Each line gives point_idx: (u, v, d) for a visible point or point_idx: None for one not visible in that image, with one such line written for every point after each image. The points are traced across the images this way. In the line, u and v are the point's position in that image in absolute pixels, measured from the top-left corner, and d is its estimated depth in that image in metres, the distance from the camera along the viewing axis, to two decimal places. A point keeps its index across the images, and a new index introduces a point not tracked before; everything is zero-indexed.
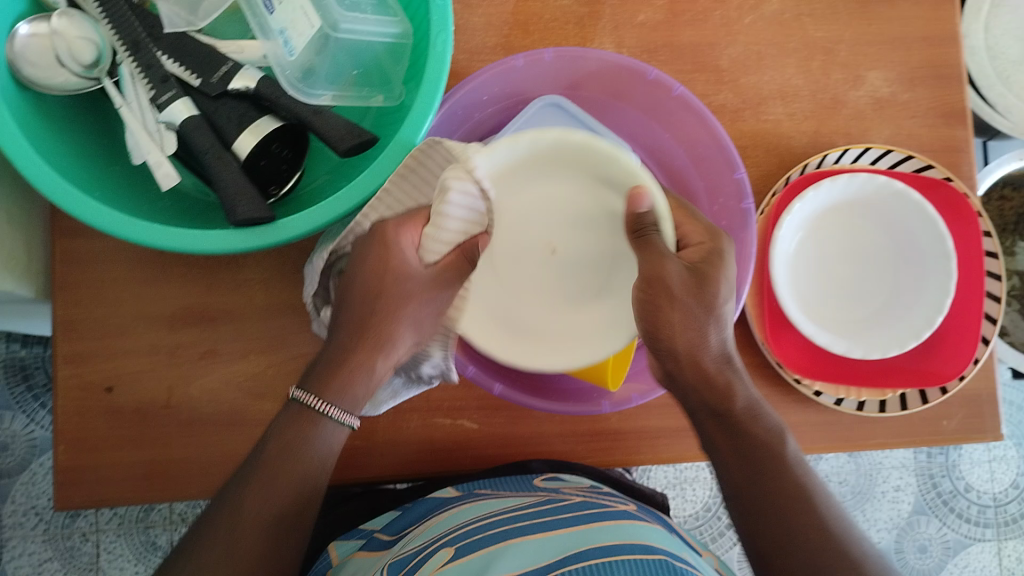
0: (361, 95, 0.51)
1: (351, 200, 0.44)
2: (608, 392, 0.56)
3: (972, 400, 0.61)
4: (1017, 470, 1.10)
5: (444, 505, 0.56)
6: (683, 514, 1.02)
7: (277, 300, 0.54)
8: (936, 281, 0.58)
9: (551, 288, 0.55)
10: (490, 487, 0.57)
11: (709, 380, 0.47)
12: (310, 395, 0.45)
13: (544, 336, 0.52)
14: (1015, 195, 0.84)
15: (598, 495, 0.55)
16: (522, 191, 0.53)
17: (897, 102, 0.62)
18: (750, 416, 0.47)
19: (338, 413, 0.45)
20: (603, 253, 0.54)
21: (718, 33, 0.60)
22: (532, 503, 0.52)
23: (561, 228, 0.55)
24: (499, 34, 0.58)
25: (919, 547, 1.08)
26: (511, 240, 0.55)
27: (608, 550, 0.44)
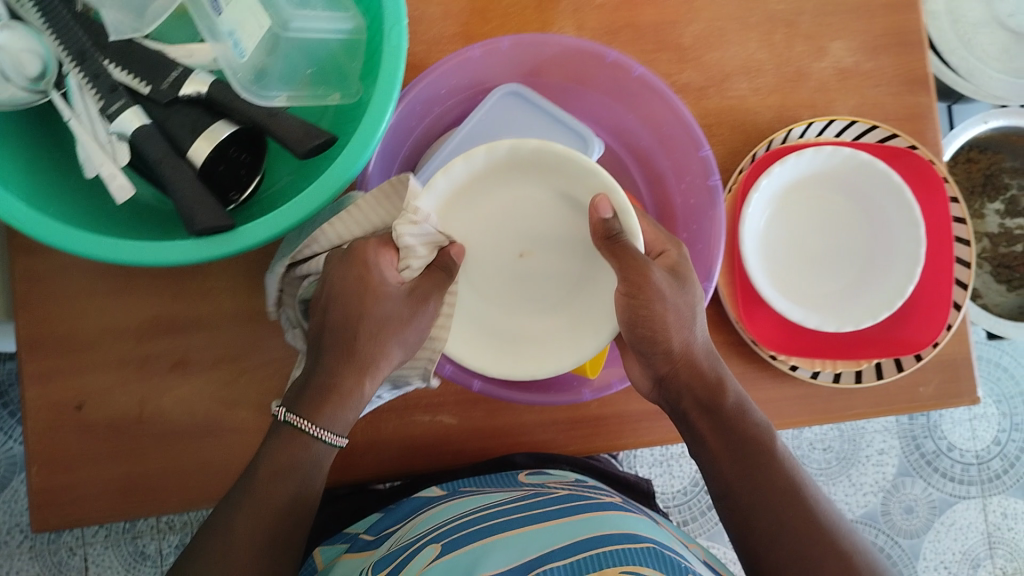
0: (318, 94, 0.50)
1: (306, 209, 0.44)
2: (588, 379, 0.56)
3: (948, 364, 0.61)
4: (998, 428, 1.18)
5: (430, 502, 0.56)
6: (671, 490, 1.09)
7: (245, 307, 0.54)
8: (908, 251, 0.58)
9: (511, 293, 0.55)
10: (476, 484, 0.57)
11: (701, 376, 0.49)
12: (304, 419, 0.44)
13: (520, 340, 0.53)
14: (981, 158, 0.84)
15: (585, 488, 0.55)
16: (493, 191, 0.51)
17: (860, 72, 0.62)
18: (740, 412, 0.49)
19: (332, 437, 0.45)
20: (569, 272, 0.54)
21: (680, 11, 0.60)
22: (518, 498, 0.53)
23: (531, 233, 0.53)
24: (458, 22, 0.59)
25: (905, 508, 1.15)
26: (483, 237, 0.53)
27: (597, 541, 0.44)
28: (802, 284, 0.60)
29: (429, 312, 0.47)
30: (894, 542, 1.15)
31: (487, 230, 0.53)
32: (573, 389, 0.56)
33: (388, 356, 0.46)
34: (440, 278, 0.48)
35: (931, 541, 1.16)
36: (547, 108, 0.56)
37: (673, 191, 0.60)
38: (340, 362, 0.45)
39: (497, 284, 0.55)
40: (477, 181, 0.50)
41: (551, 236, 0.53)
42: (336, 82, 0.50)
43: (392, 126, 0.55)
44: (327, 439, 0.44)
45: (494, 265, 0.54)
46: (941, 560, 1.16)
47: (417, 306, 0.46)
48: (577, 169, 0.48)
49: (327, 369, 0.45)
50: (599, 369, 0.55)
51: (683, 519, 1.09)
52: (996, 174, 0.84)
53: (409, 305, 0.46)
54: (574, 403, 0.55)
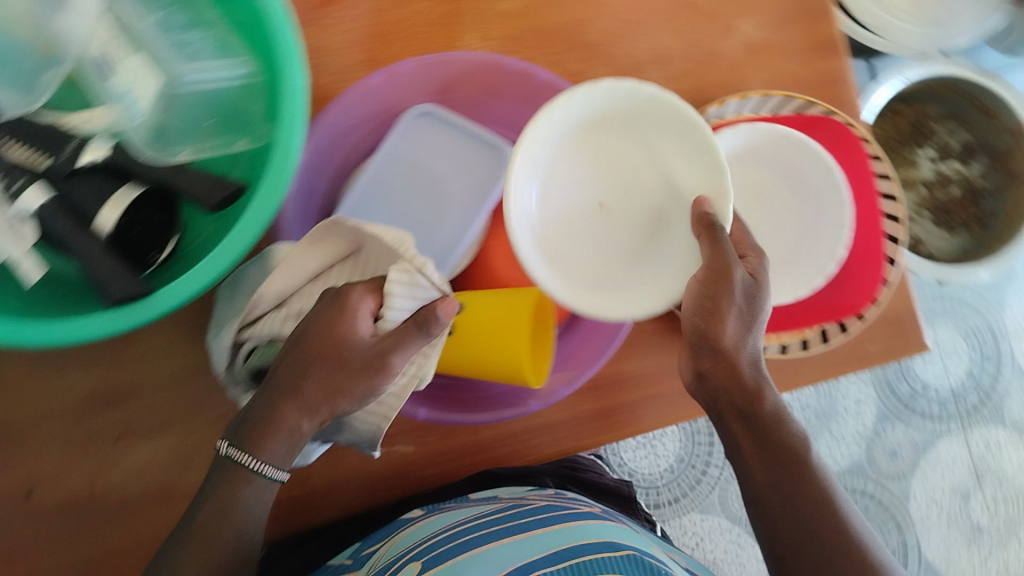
0: (223, 141, 0.51)
1: (222, 262, 0.45)
2: (534, 391, 0.58)
3: (893, 318, 0.62)
4: (969, 361, 1.19)
5: (406, 521, 0.58)
6: (658, 468, 1.15)
7: (186, 365, 0.55)
8: (834, 216, 0.58)
9: (580, 232, 0.58)
10: (456, 500, 0.60)
11: (739, 382, 0.53)
12: (245, 454, 0.44)
13: (568, 263, 0.55)
14: (905, 108, 0.86)
15: (562, 500, 0.60)
16: (599, 136, 0.57)
17: (772, 44, 0.63)
18: (777, 420, 0.53)
19: (273, 470, 0.45)
20: (639, 241, 0.58)
21: (588, 9, 0.61)
22: (498, 510, 0.56)
23: (614, 188, 0.59)
24: (361, 48, 0.59)
25: (889, 452, 1.16)
26: (577, 169, 0.58)
27: (577, 551, 0.47)
28: None
29: (391, 371, 0.46)
30: (882, 487, 1.15)
31: (580, 166, 0.58)
32: (520, 401, 0.58)
33: (342, 406, 0.46)
34: (411, 333, 0.45)
35: (920, 481, 1.16)
36: (460, 125, 0.57)
37: None
38: (282, 398, 0.45)
39: (571, 219, 0.58)
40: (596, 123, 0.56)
41: (634, 197, 0.58)
42: (237, 128, 0.51)
43: (307, 163, 0.54)
44: (269, 472, 0.45)
45: (573, 204, 0.58)
46: (933, 497, 1.16)
47: (376, 363, 0.45)
48: (685, 146, 0.54)
49: (272, 404, 0.45)
50: (546, 375, 0.56)
51: (675, 497, 1.15)
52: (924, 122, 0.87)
53: (365, 360, 0.45)
54: (521, 414, 0.57)
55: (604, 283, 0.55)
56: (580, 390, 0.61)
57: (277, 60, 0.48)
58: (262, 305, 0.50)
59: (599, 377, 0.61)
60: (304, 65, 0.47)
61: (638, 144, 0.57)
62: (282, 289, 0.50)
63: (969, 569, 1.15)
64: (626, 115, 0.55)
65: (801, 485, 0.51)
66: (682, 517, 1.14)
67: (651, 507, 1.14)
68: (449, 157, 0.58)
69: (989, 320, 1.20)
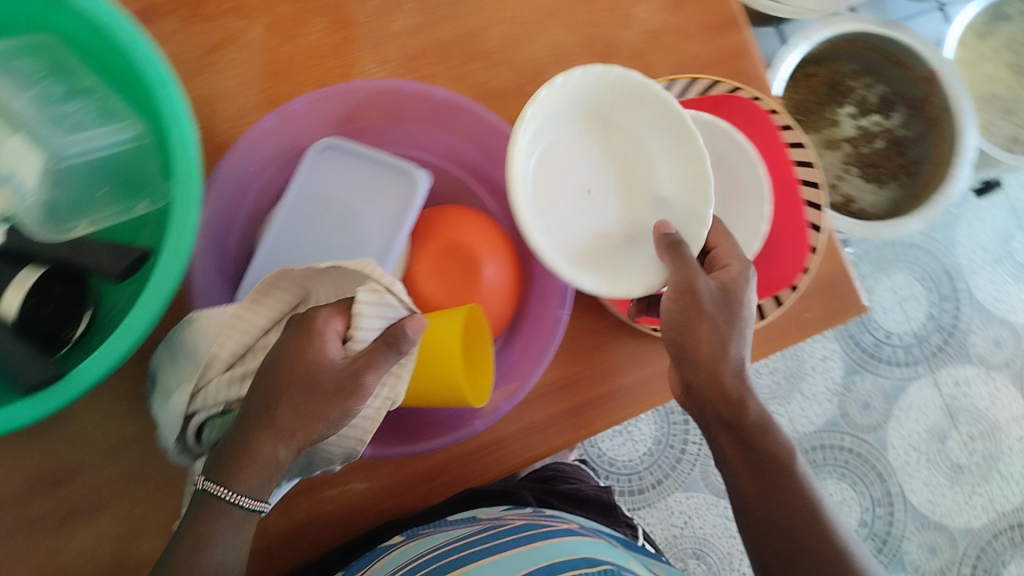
0: (122, 208, 0.52)
1: (134, 331, 0.44)
2: (478, 411, 0.59)
3: (826, 283, 0.62)
4: (928, 304, 1.20)
5: (385, 549, 0.60)
6: (638, 453, 1.15)
7: (122, 436, 0.57)
8: (753, 191, 0.59)
9: (569, 210, 0.59)
10: (435, 526, 0.62)
11: (724, 394, 0.53)
12: (220, 486, 0.45)
13: (558, 231, 0.57)
14: (817, 70, 0.87)
15: (537, 517, 0.64)
16: (600, 117, 0.59)
17: (671, 28, 0.62)
18: (762, 430, 0.54)
19: (249, 501, 0.45)
20: (618, 231, 0.59)
21: (479, 18, 0.61)
22: (478, 531, 0.60)
23: (603, 178, 0.60)
24: (257, 90, 0.59)
25: (862, 403, 1.17)
26: (570, 151, 0.59)
27: (557, 568, 0.53)
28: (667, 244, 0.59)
29: (364, 392, 0.47)
30: (859, 440, 1.16)
31: (572, 151, 0.59)
32: (467, 421, 0.59)
33: (315, 432, 0.46)
34: (382, 352, 0.46)
35: (895, 429, 1.17)
36: (367, 154, 0.58)
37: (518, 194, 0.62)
38: (258, 427, 0.45)
39: (561, 197, 0.59)
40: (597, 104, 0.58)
41: (619, 186, 0.60)
42: (135, 193, 0.51)
43: (218, 214, 0.54)
44: (244, 503, 0.45)
45: (563, 184, 0.59)
46: (909, 443, 1.16)
47: (351, 383, 0.46)
48: (677, 146, 0.58)
49: (247, 434, 0.45)
50: (485, 397, 0.56)
51: (658, 479, 1.15)
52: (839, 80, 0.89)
53: (339, 382, 0.46)
54: (469, 435, 0.58)
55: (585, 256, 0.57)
56: (529, 400, 0.61)
57: (162, 117, 0.47)
58: (211, 373, 0.49)
59: (545, 385, 0.62)
60: (191, 122, 0.47)
61: (627, 136, 0.60)
62: (233, 352, 0.50)
63: (954, 508, 1.15)
64: (627, 98, 0.58)
65: (767, 471, 0.54)
66: (668, 498, 1.15)
67: (635, 493, 1.14)
68: (358, 188, 0.57)
69: (942, 261, 1.21)
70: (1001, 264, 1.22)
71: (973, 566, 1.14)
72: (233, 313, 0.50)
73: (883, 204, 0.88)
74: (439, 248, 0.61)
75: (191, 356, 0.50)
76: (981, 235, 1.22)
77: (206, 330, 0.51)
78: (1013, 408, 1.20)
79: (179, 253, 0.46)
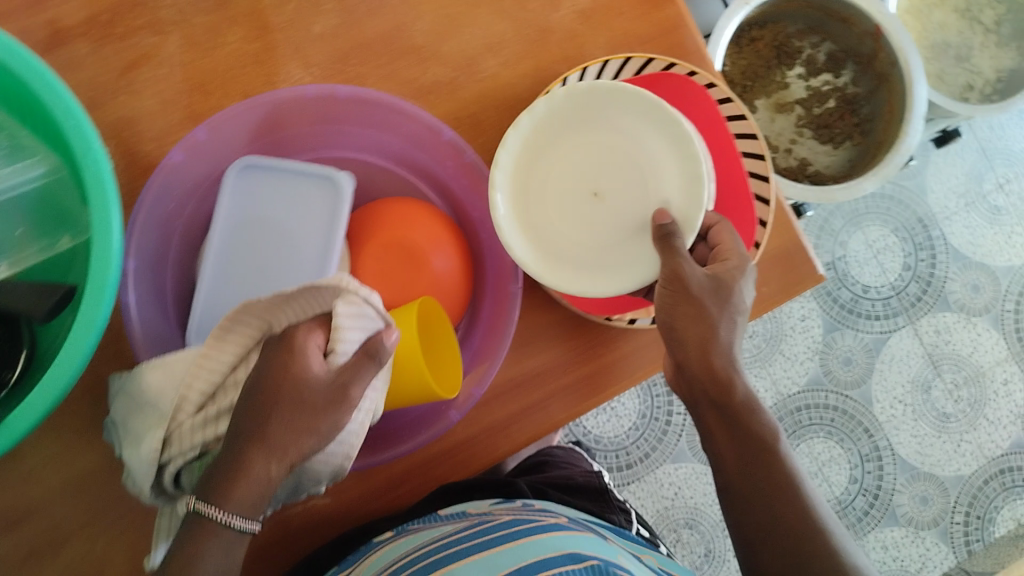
0: (45, 244, 0.51)
1: (67, 367, 0.44)
2: (451, 401, 0.59)
3: (780, 255, 0.62)
4: (903, 255, 1.19)
5: (374, 545, 0.59)
6: (622, 429, 1.15)
7: (79, 467, 0.56)
8: None
9: (571, 217, 0.60)
10: (425, 520, 0.60)
11: (714, 378, 0.54)
12: (212, 506, 0.44)
13: (555, 246, 0.59)
14: (763, 34, 0.89)
15: (528, 512, 0.60)
16: (583, 119, 0.59)
17: (601, 6, 0.61)
18: (748, 409, 0.55)
19: (242, 522, 0.45)
20: (626, 227, 0.59)
21: (402, 12, 0.60)
22: (466, 528, 0.57)
23: (608, 176, 0.60)
24: (180, 106, 0.58)
25: (843, 360, 1.16)
26: (565, 159, 0.60)
27: (542, 564, 0.48)
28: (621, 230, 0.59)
29: (351, 404, 0.47)
30: (844, 397, 1.15)
31: (567, 157, 0.60)
32: (441, 414, 0.59)
33: (305, 447, 0.46)
34: (365, 364, 0.47)
35: (878, 382, 1.16)
36: (290, 165, 0.57)
37: (459, 187, 0.61)
38: (249, 445, 0.45)
39: (562, 206, 0.60)
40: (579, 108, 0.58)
41: (624, 180, 0.60)
42: (56, 227, 0.51)
43: (150, 232, 0.55)
44: (237, 523, 0.44)
45: (565, 192, 0.61)
46: (894, 396, 1.16)
47: (338, 397, 0.46)
48: (664, 135, 0.57)
49: (239, 452, 0.45)
50: (456, 387, 0.57)
51: (645, 453, 1.15)
52: (785, 42, 0.90)
53: (328, 395, 0.46)
54: (446, 427, 0.59)
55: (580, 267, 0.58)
56: (489, 399, 0.61)
57: (73, 147, 0.47)
58: (181, 416, 0.48)
59: (498, 386, 0.62)
60: (106, 152, 0.47)
61: (618, 130, 0.59)
62: (203, 393, 0.48)
63: (943, 458, 1.15)
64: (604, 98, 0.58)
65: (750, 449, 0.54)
66: (656, 470, 1.15)
67: (623, 468, 1.14)
68: (289, 199, 0.57)
69: (916, 211, 1.20)
70: (974, 208, 1.21)
71: (965, 514, 1.14)
72: (199, 355, 0.49)
73: (840, 164, 0.90)
74: (384, 248, 0.61)
75: (158, 404, 0.50)
76: (953, 180, 1.20)
77: (173, 373, 0.50)
78: (997, 352, 1.18)
79: (102, 287, 0.45)
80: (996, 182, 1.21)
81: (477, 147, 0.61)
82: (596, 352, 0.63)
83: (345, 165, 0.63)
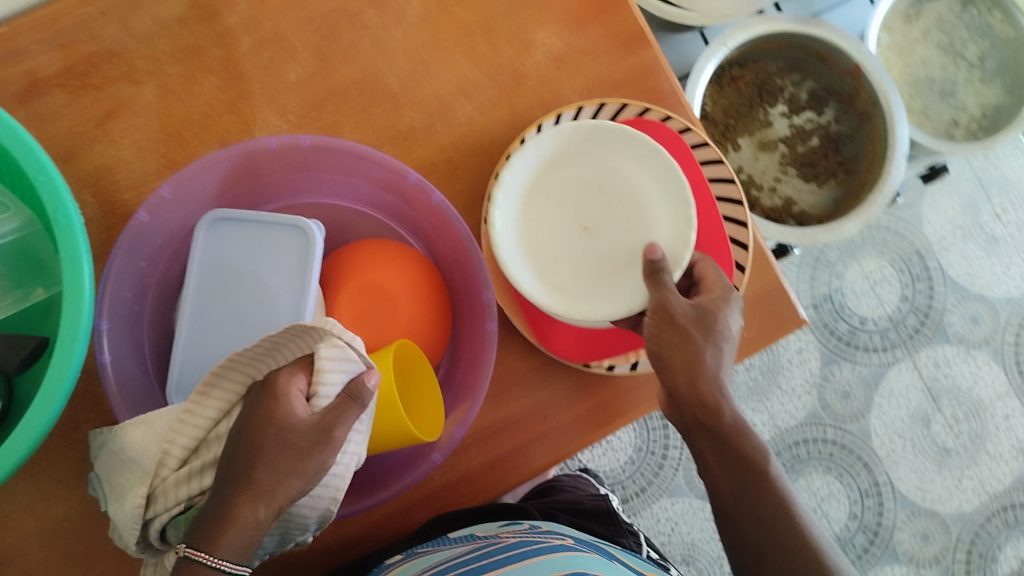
0: (20, 294, 0.51)
1: (32, 423, 0.43)
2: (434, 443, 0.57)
3: (761, 299, 0.61)
4: (900, 287, 1.18)
5: (384, 568, 0.56)
6: (618, 463, 1.14)
7: (51, 516, 0.55)
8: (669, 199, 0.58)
9: (562, 250, 0.61)
10: (432, 543, 0.58)
11: (701, 401, 0.51)
12: (201, 551, 0.42)
13: (552, 277, 0.60)
14: (745, 73, 0.90)
15: (533, 534, 0.58)
16: (572, 157, 0.61)
17: (575, 51, 0.62)
18: (739, 431, 0.51)
19: (231, 566, 0.42)
20: (615, 261, 0.60)
21: (377, 59, 0.60)
22: (471, 552, 0.54)
23: (596, 211, 0.61)
24: (156, 154, 0.58)
25: (841, 394, 1.15)
26: (556, 194, 0.61)
27: None
28: (608, 266, 0.60)
29: (336, 445, 0.46)
30: (842, 431, 1.13)
31: (557, 193, 0.61)
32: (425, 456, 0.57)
33: (291, 490, 0.44)
34: (348, 407, 0.46)
35: (877, 417, 1.14)
36: (258, 216, 0.58)
37: (434, 233, 0.62)
38: (234, 492, 0.43)
39: (554, 239, 0.61)
40: (571, 148, 0.60)
41: (612, 215, 0.61)
42: (31, 277, 0.51)
43: (126, 284, 0.55)
44: (226, 566, 0.42)
45: (556, 226, 0.61)
46: (893, 430, 1.14)
47: (323, 438, 0.45)
48: (651, 169, 0.58)
49: (226, 500, 0.43)
50: (435, 433, 0.55)
51: (641, 487, 1.13)
52: (767, 80, 0.91)
53: (312, 436, 0.45)
54: (430, 469, 0.57)
55: (580, 297, 0.58)
56: (468, 445, 0.61)
57: (43, 198, 0.47)
58: (164, 472, 0.47)
59: (477, 432, 0.61)
60: (78, 208, 0.47)
61: (606, 167, 0.61)
62: (185, 448, 0.48)
63: (944, 494, 1.13)
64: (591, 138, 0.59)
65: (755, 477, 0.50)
66: (653, 505, 1.13)
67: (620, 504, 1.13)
68: (259, 249, 0.58)
69: (914, 242, 1.19)
70: (971, 239, 1.20)
71: (967, 552, 1.12)
72: (182, 410, 0.48)
73: (824, 203, 0.92)
74: (358, 292, 0.60)
75: (142, 460, 0.49)
76: (949, 211, 1.20)
77: (155, 429, 0.49)
78: (997, 386, 1.17)
79: (74, 338, 0.44)
80: (993, 212, 1.20)
81: (453, 192, 0.60)
82: (573, 400, 0.62)
83: (325, 211, 0.64)
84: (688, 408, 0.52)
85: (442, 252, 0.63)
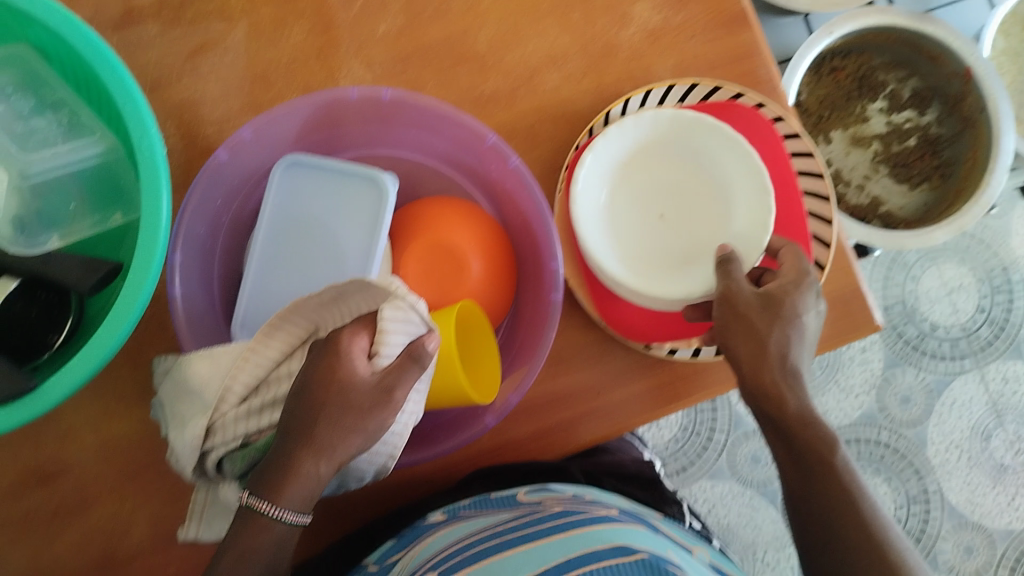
0: (99, 218, 0.51)
1: (102, 346, 0.44)
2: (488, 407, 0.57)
3: (836, 300, 0.59)
4: (978, 296, 1.13)
5: (428, 529, 0.56)
6: (662, 440, 1.13)
7: (110, 434, 0.57)
8: (750, 190, 0.57)
9: (641, 232, 0.61)
10: (474, 507, 0.58)
11: (764, 390, 0.50)
12: (264, 501, 0.43)
13: (631, 257, 0.59)
14: (845, 63, 0.87)
15: (579, 503, 0.57)
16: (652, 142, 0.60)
17: (671, 27, 0.59)
18: (802, 422, 0.49)
19: (293, 516, 0.44)
20: (690, 248, 0.60)
21: (467, 18, 0.59)
22: (515, 518, 0.54)
23: (672, 196, 0.61)
24: (241, 94, 0.58)
25: (901, 399, 1.11)
26: (636, 176, 0.61)
27: (587, 558, 0.45)
28: (682, 252, 0.60)
29: (395, 407, 0.45)
30: (897, 435, 1.11)
31: (638, 175, 0.61)
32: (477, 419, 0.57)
33: (353, 447, 0.44)
34: (407, 367, 0.45)
35: (936, 425, 1.11)
36: (334, 165, 0.58)
37: (506, 197, 0.61)
38: (297, 445, 0.44)
39: (630, 222, 0.61)
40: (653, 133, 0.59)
41: (687, 202, 0.61)
42: (111, 202, 0.51)
43: (200, 220, 0.55)
44: (287, 518, 0.44)
45: (635, 207, 0.61)
46: (951, 441, 1.11)
47: (381, 398, 0.45)
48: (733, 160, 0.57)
49: (288, 451, 0.44)
50: (492, 395, 0.55)
51: (682, 466, 1.13)
52: (869, 73, 0.88)
53: (372, 396, 0.44)
54: (480, 433, 0.56)
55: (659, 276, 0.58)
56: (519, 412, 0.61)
57: (127, 124, 0.47)
58: (224, 407, 0.48)
59: (530, 401, 0.61)
60: (161, 139, 0.47)
61: (686, 153, 0.60)
62: (246, 387, 0.48)
63: (994, 510, 1.11)
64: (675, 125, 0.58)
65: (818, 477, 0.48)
66: (692, 485, 1.13)
67: None
68: (332, 198, 0.58)
69: (1001, 256, 1.14)
70: None
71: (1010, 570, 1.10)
72: (245, 349, 0.48)
73: (914, 207, 0.89)
74: (426, 249, 0.60)
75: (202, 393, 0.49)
76: None
77: (219, 365, 0.49)
78: None
79: (147, 267, 0.45)
80: None
81: (531, 159, 0.59)
82: (629, 380, 0.61)
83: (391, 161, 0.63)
84: (753, 400, 0.51)
85: (512, 218, 0.62)
